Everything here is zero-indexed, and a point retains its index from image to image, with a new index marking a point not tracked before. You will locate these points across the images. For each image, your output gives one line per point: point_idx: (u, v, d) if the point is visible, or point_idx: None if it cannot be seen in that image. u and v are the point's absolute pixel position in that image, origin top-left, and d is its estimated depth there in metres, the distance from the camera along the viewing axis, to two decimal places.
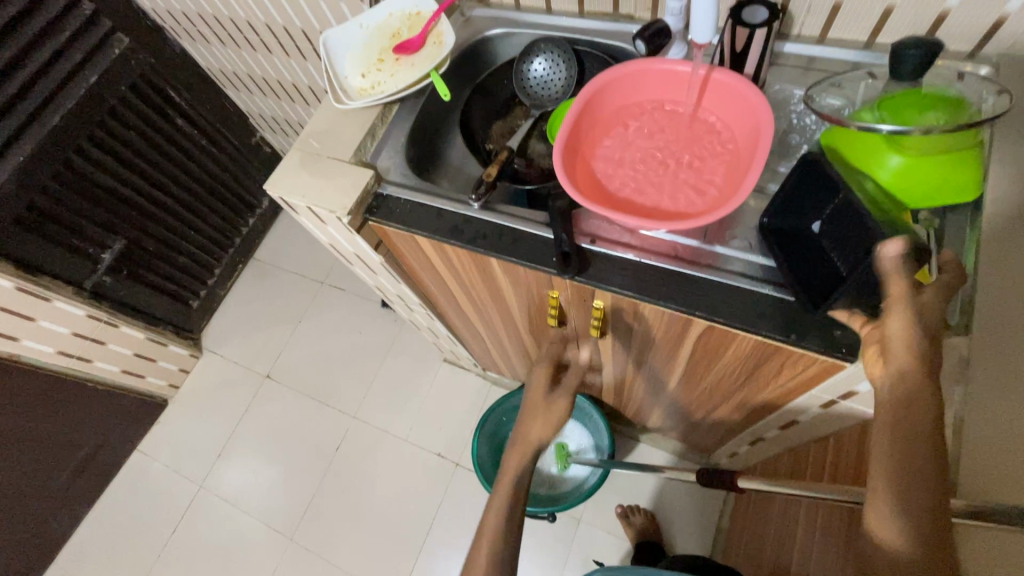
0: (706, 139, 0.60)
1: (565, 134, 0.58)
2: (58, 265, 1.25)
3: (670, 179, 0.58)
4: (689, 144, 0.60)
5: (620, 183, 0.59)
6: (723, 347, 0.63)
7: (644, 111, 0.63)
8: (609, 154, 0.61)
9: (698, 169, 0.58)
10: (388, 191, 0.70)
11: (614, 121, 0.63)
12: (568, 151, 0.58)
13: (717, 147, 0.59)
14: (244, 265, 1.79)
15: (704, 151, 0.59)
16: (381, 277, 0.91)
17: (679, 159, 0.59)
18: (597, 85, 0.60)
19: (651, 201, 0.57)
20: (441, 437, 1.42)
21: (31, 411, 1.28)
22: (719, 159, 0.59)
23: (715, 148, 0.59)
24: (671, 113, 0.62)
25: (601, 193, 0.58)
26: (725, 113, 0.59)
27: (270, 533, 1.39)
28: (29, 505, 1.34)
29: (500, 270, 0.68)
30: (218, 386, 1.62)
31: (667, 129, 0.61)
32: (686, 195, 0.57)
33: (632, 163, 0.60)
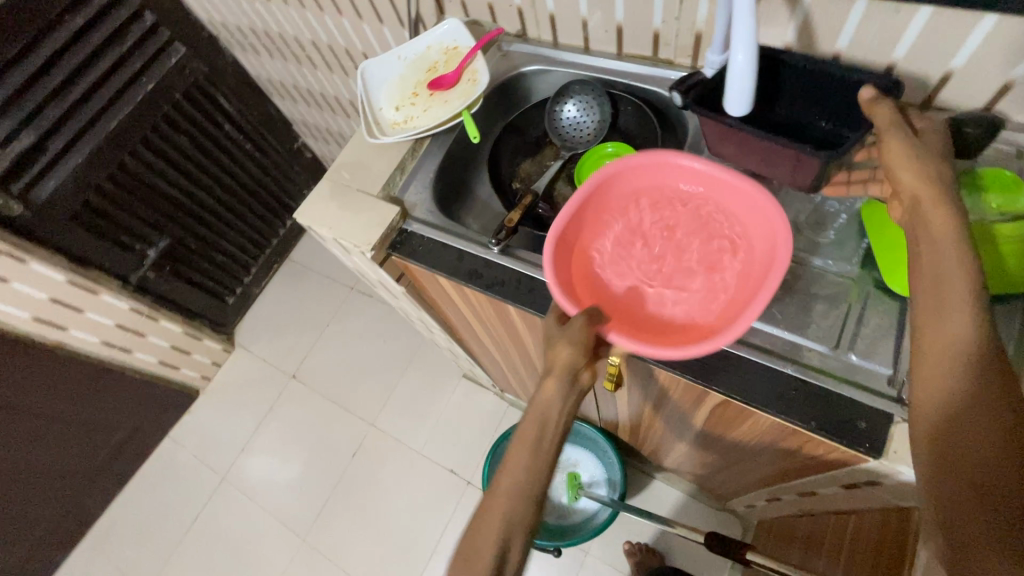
0: (716, 235, 0.58)
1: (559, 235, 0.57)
2: (106, 261, 1.32)
3: (671, 289, 0.57)
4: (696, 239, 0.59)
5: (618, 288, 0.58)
6: (742, 416, 0.60)
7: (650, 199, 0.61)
8: (608, 250, 0.60)
9: (702, 269, 0.57)
10: (412, 228, 0.71)
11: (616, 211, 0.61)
12: (562, 252, 0.57)
13: (727, 247, 0.57)
14: (280, 265, 1.85)
15: (712, 249, 0.58)
16: (403, 302, 0.92)
17: (683, 256, 0.58)
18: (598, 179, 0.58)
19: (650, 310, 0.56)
20: (455, 452, 1.43)
21: (74, 396, 1.36)
22: (727, 259, 0.57)
23: (724, 246, 0.58)
24: (678, 203, 0.60)
25: (594, 299, 0.57)
26: (740, 212, 0.57)
27: (284, 532, 1.43)
28: (67, 483, 1.42)
29: (517, 316, 0.68)
30: (247, 382, 1.68)
31: (673, 221, 0.60)
32: (688, 307, 0.56)
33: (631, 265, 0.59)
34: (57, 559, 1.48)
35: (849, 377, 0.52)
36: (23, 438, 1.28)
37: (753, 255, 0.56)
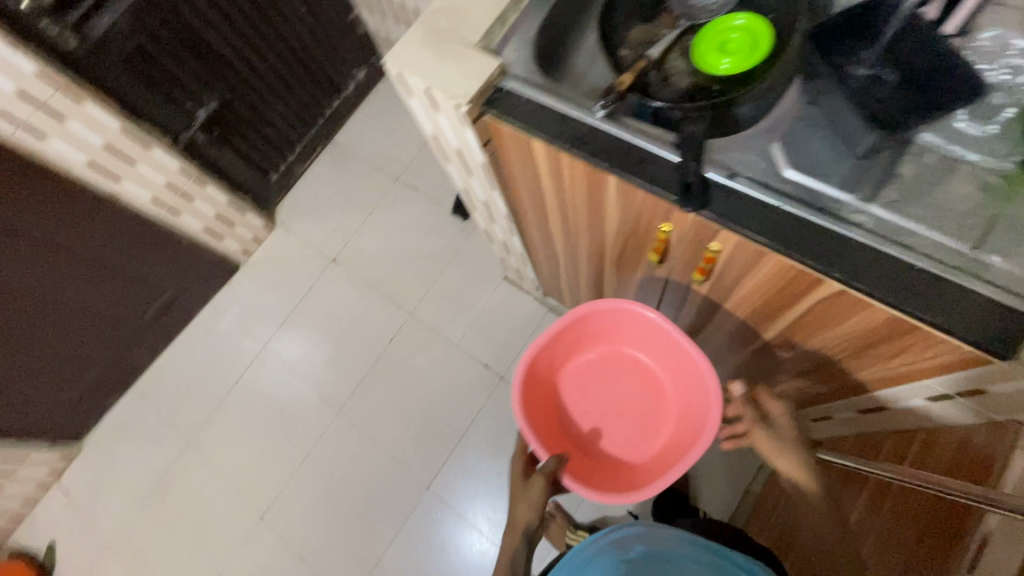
0: (626, 405, 0.92)
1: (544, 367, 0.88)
2: (159, 115, 1.29)
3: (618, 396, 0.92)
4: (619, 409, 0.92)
5: (588, 371, 0.93)
6: (843, 317, 0.57)
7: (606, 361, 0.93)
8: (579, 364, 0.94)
9: (632, 435, 0.90)
10: (509, 87, 0.66)
11: (559, 406, 0.92)
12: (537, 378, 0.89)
13: (633, 413, 0.91)
14: (323, 148, 1.79)
15: (634, 408, 0.92)
16: (474, 179, 0.89)
17: (615, 426, 0.91)
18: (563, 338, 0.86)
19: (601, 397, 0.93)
20: (490, 349, 1.46)
21: (126, 249, 1.37)
22: (641, 415, 0.91)
23: (632, 416, 0.92)
24: (618, 343, 0.92)
25: (580, 370, 0.93)
26: (658, 346, 0.88)
27: (319, 403, 1.50)
28: (117, 332, 1.47)
29: (615, 194, 0.64)
30: (286, 261, 1.68)
31: (600, 383, 0.93)
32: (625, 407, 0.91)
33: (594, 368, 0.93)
34: (107, 402, 1.57)
35: (977, 274, 0.48)
36: (80, 282, 1.31)
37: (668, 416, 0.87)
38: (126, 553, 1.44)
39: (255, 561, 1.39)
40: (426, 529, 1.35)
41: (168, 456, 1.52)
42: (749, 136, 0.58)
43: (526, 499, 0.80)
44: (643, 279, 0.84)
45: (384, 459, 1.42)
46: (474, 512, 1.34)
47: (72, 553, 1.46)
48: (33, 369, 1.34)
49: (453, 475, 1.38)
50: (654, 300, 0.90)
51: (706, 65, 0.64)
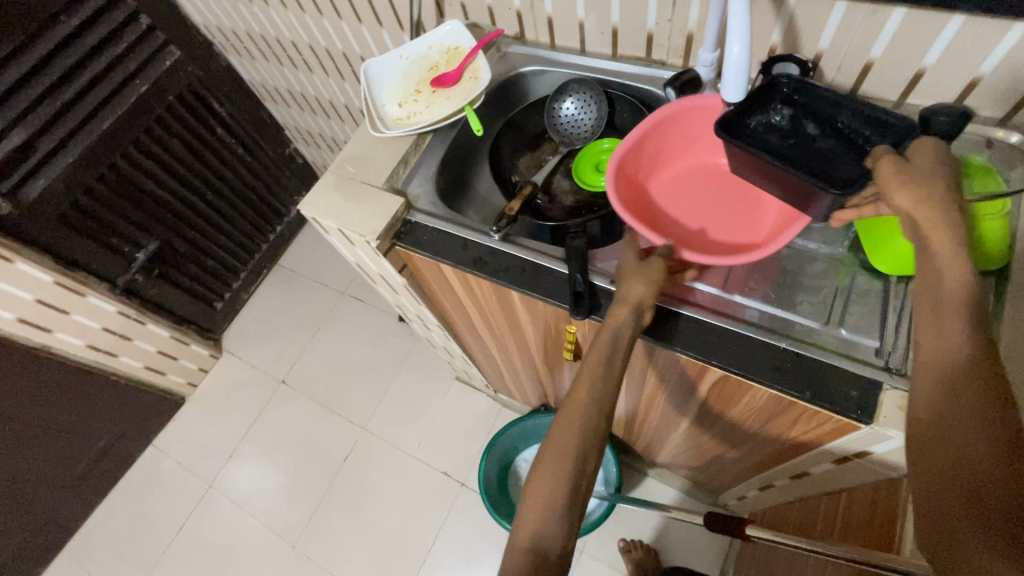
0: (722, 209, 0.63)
1: (626, 149, 0.61)
2: (96, 264, 1.30)
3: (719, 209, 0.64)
4: (711, 206, 0.64)
5: (670, 192, 0.65)
6: (737, 396, 0.61)
7: (688, 169, 0.66)
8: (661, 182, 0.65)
9: (747, 217, 0.63)
10: (416, 219, 0.73)
11: (648, 213, 0.63)
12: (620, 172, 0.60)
13: (739, 207, 0.63)
14: (269, 270, 1.83)
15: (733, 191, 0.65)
16: (402, 297, 0.93)
17: (723, 214, 0.63)
18: (648, 125, 0.61)
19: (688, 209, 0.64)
20: (448, 454, 1.43)
21: (58, 400, 1.33)
22: (743, 200, 0.64)
23: (739, 205, 0.63)
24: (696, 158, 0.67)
25: (660, 183, 0.65)
26: None
27: (273, 539, 1.41)
28: (45, 490, 1.37)
29: (521, 304, 0.69)
30: (234, 388, 1.65)
31: (687, 192, 0.65)
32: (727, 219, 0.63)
33: (671, 178, 0.66)
34: (33, 573, 1.42)
35: (840, 349, 0.54)
36: (4, 443, 1.24)
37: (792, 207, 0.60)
38: None
39: None
40: None
41: None
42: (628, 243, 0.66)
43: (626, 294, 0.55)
44: (572, 374, 0.87)
45: None
46: None
47: None
48: None
49: None
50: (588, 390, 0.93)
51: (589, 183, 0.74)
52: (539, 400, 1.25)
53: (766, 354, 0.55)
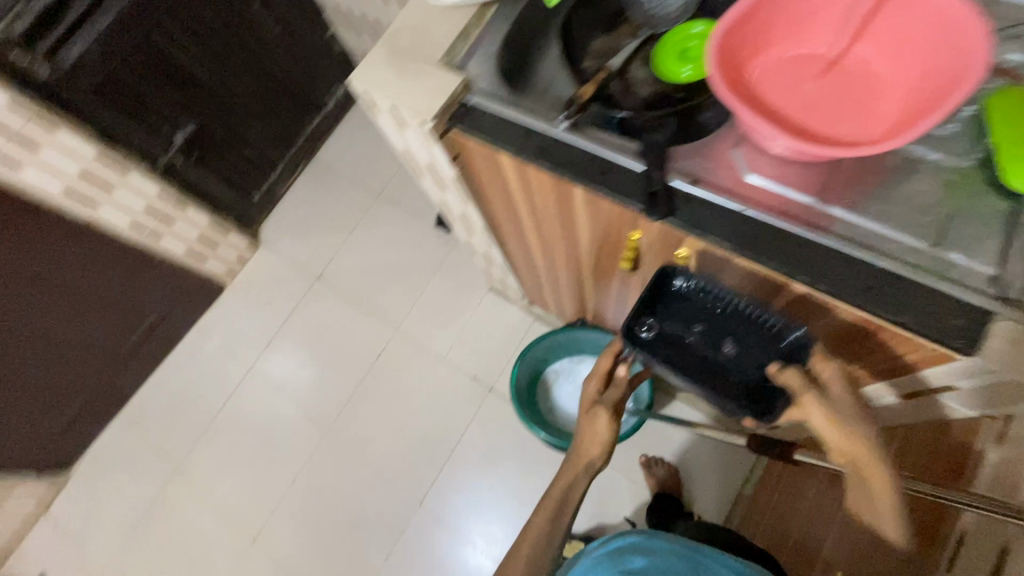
0: (828, 99, 0.54)
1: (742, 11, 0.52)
2: (137, 141, 1.29)
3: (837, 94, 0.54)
4: (815, 96, 0.54)
5: (783, 71, 0.56)
6: (811, 318, 0.57)
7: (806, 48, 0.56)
8: (773, 58, 0.56)
9: (868, 106, 0.53)
10: (474, 101, 0.66)
11: (752, 92, 0.54)
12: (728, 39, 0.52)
13: (849, 100, 0.54)
14: (305, 165, 1.79)
15: (856, 78, 0.55)
16: (449, 193, 0.89)
17: (839, 101, 0.54)
18: None
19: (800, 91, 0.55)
20: (478, 361, 1.46)
21: (107, 276, 1.36)
22: (866, 88, 0.54)
23: (847, 99, 0.54)
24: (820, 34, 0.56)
25: (772, 59, 0.56)
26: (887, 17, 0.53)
27: (309, 422, 1.49)
28: (100, 358, 1.45)
29: (583, 204, 0.64)
30: (272, 281, 1.67)
31: (800, 74, 0.55)
32: (844, 107, 0.54)
33: (785, 57, 0.56)
34: (94, 430, 1.55)
35: (942, 273, 0.49)
36: (61, 312, 1.30)
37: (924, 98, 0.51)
38: None
39: None
40: (423, 547, 1.33)
41: (156, 483, 1.50)
42: (714, 141, 0.58)
43: (592, 436, 0.76)
44: (622, 287, 0.83)
45: (375, 476, 1.41)
46: (468, 526, 1.33)
47: None
48: (15, 400, 1.31)
49: (444, 490, 1.36)
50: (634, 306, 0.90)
51: (667, 74, 0.66)
52: (576, 315, 1.23)
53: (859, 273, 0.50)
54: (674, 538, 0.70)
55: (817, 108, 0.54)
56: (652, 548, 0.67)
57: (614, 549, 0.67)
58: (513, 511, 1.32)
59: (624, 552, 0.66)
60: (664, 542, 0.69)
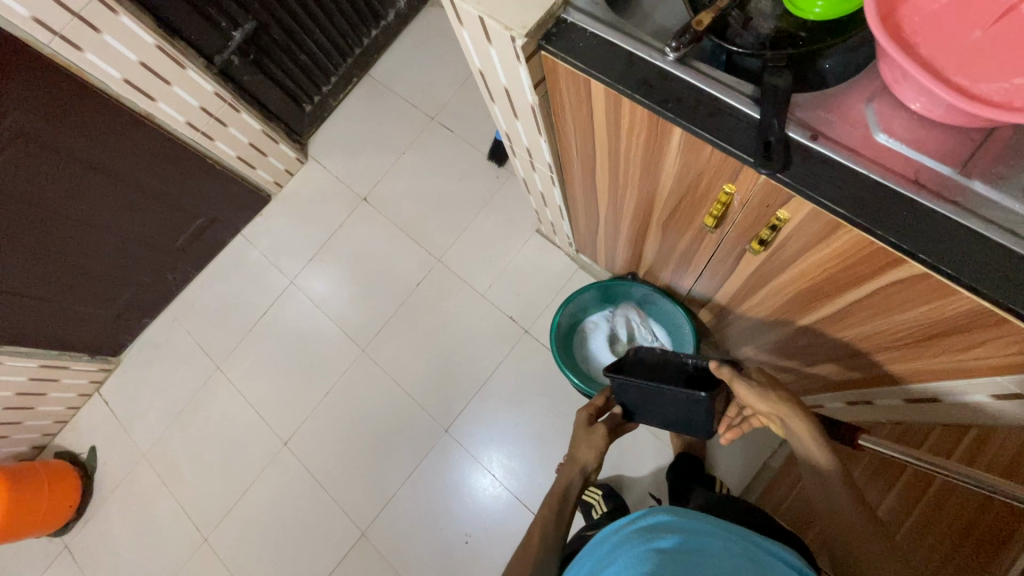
0: (997, 52, 0.46)
1: None
2: (194, 35, 1.25)
3: (1008, 51, 0.46)
4: (981, 45, 0.46)
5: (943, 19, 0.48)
6: (916, 301, 0.52)
7: None
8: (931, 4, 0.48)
9: None
10: (572, 19, 0.59)
11: (900, 40, 0.47)
12: None
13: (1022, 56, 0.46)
14: (359, 80, 1.72)
15: None
16: (520, 123, 0.83)
17: (1008, 57, 0.46)
18: None
19: (960, 44, 0.47)
20: (516, 302, 1.44)
21: (161, 173, 1.36)
22: None
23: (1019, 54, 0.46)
24: None
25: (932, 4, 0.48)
26: None
27: (345, 340, 1.52)
28: (151, 254, 1.49)
29: (677, 149, 0.59)
30: (318, 196, 1.66)
31: (965, 22, 0.47)
32: (1013, 68, 0.46)
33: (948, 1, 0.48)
34: (142, 322, 1.62)
35: None
36: (117, 203, 1.31)
37: None
38: (160, 464, 1.53)
39: (278, 482, 1.46)
40: (445, 471, 1.38)
41: (198, 378, 1.58)
42: (840, 94, 0.52)
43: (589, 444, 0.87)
44: (691, 244, 0.79)
45: (405, 400, 1.45)
46: (490, 458, 1.37)
47: (109, 460, 1.55)
48: (73, 285, 1.37)
49: (470, 421, 1.40)
50: (698, 267, 0.86)
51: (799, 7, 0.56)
52: (626, 268, 1.19)
53: (997, 265, 0.45)
54: (719, 521, 0.60)
55: (979, 62, 0.46)
56: (692, 529, 0.58)
57: (646, 525, 0.60)
58: (534, 450, 1.35)
59: (657, 529, 0.59)
60: (706, 523, 0.59)
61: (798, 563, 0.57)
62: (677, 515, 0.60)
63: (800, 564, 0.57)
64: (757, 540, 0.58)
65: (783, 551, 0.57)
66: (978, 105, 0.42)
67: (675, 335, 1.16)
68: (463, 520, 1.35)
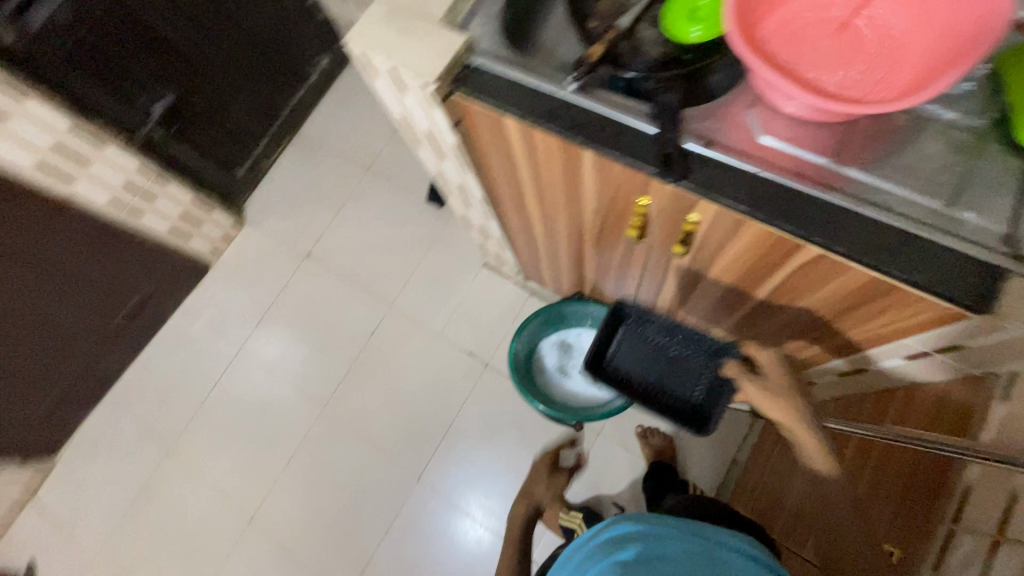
0: (842, 59, 0.53)
1: None
2: (111, 113, 1.22)
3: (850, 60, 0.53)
4: (829, 54, 0.53)
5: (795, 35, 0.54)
6: (824, 281, 0.57)
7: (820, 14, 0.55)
8: (784, 22, 0.54)
9: (884, 71, 0.52)
10: (478, 62, 0.63)
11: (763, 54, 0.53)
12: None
13: (864, 61, 0.53)
14: (290, 140, 1.73)
15: (872, 41, 0.53)
16: (447, 163, 0.87)
17: (851, 65, 0.52)
18: None
19: (813, 55, 0.53)
20: (474, 337, 1.45)
21: (87, 256, 1.31)
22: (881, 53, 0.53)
23: (860, 59, 0.53)
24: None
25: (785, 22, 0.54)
26: None
27: (304, 402, 1.47)
28: (85, 341, 1.41)
29: (591, 170, 0.63)
30: (259, 258, 1.63)
31: (814, 36, 0.54)
32: (856, 74, 0.52)
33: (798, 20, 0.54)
34: (80, 414, 1.51)
35: (947, 229, 0.49)
36: (39, 292, 1.25)
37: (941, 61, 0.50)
38: (111, 567, 1.40)
39: (247, 564, 1.37)
40: (422, 522, 1.34)
41: (147, 466, 1.48)
42: (725, 103, 0.58)
43: None
44: (624, 256, 0.83)
45: (372, 454, 1.40)
46: (466, 500, 1.34)
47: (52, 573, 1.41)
48: None
49: (443, 465, 1.37)
50: (635, 277, 0.90)
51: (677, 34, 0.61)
52: (572, 288, 1.22)
53: (879, 244, 0.50)
54: (679, 521, 0.61)
55: (829, 69, 0.52)
56: (653, 535, 0.59)
57: (608, 538, 0.61)
58: (510, 484, 1.33)
59: (619, 539, 0.59)
60: (668, 525, 0.60)
61: (758, 552, 0.57)
62: (636, 522, 0.61)
63: (757, 550, 0.58)
64: (715, 535, 0.59)
65: (739, 541, 0.58)
66: (835, 104, 0.48)
67: None
68: (447, 569, 1.30)
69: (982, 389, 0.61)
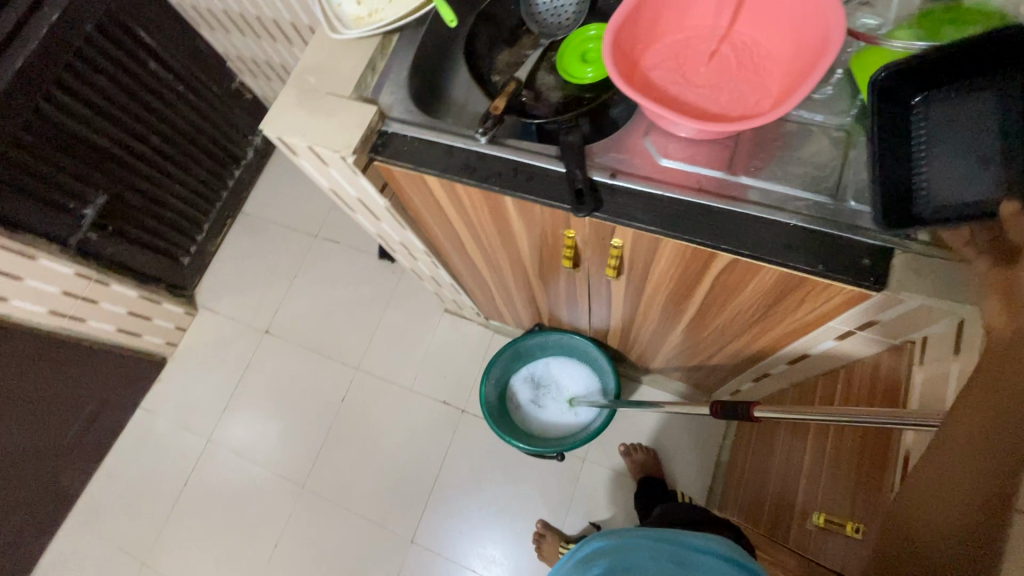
0: (714, 87, 0.58)
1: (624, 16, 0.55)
2: (40, 225, 1.20)
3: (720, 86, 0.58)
4: (704, 81, 0.58)
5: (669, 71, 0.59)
6: (745, 281, 0.61)
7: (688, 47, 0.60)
8: (658, 60, 0.59)
9: (750, 92, 0.58)
10: (392, 129, 0.66)
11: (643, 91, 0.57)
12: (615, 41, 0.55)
13: (733, 85, 0.58)
14: (233, 220, 1.73)
15: (736, 66, 0.59)
16: (384, 224, 0.89)
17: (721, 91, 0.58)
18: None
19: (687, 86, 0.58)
20: (446, 385, 1.44)
21: (32, 373, 1.25)
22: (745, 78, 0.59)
23: (732, 81, 0.58)
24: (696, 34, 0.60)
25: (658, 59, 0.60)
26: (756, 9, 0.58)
27: (282, 483, 1.42)
28: (38, 463, 1.33)
29: (516, 213, 0.66)
30: (217, 343, 1.60)
31: (685, 69, 0.59)
32: (728, 98, 0.58)
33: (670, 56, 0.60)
34: (42, 543, 1.41)
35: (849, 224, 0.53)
36: None
37: (797, 77, 0.55)
38: None
39: None
40: None
41: None
42: (625, 134, 0.61)
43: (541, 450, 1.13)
44: (568, 285, 0.85)
45: (361, 524, 1.36)
46: (463, 553, 1.30)
47: None
48: None
49: (434, 521, 1.33)
50: (584, 302, 0.92)
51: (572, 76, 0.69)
52: (532, 321, 1.24)
53: (780, 246, 0.54)
54: (650, 533, 0.61)
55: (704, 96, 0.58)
56: (624, 548, 0.59)
57: (582, 557, 0.61)
58: (506, 528, 1.31)
59: (591, 558, 0.60)
60: (639, 537, 0.61)
61: (728, 549, 0.57)
62: (608, 540, 0.61)
63: (727, 546, 0.58)
64: (683, 540, 0.59)
65: (709, 541, 0.59)
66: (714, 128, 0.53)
67: (595, 366, 1.22)
68: None
69: (908, 356, 0.65)
